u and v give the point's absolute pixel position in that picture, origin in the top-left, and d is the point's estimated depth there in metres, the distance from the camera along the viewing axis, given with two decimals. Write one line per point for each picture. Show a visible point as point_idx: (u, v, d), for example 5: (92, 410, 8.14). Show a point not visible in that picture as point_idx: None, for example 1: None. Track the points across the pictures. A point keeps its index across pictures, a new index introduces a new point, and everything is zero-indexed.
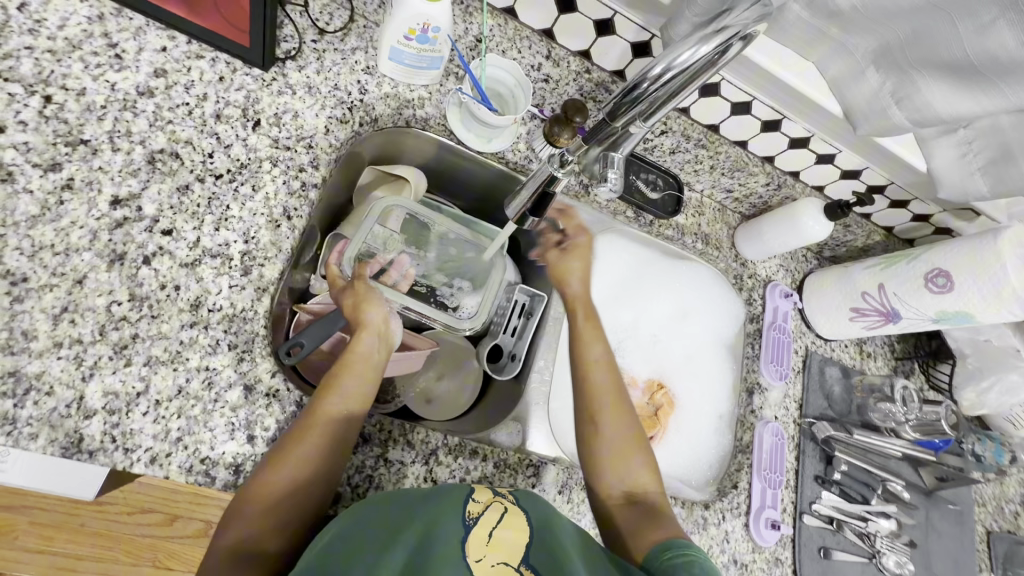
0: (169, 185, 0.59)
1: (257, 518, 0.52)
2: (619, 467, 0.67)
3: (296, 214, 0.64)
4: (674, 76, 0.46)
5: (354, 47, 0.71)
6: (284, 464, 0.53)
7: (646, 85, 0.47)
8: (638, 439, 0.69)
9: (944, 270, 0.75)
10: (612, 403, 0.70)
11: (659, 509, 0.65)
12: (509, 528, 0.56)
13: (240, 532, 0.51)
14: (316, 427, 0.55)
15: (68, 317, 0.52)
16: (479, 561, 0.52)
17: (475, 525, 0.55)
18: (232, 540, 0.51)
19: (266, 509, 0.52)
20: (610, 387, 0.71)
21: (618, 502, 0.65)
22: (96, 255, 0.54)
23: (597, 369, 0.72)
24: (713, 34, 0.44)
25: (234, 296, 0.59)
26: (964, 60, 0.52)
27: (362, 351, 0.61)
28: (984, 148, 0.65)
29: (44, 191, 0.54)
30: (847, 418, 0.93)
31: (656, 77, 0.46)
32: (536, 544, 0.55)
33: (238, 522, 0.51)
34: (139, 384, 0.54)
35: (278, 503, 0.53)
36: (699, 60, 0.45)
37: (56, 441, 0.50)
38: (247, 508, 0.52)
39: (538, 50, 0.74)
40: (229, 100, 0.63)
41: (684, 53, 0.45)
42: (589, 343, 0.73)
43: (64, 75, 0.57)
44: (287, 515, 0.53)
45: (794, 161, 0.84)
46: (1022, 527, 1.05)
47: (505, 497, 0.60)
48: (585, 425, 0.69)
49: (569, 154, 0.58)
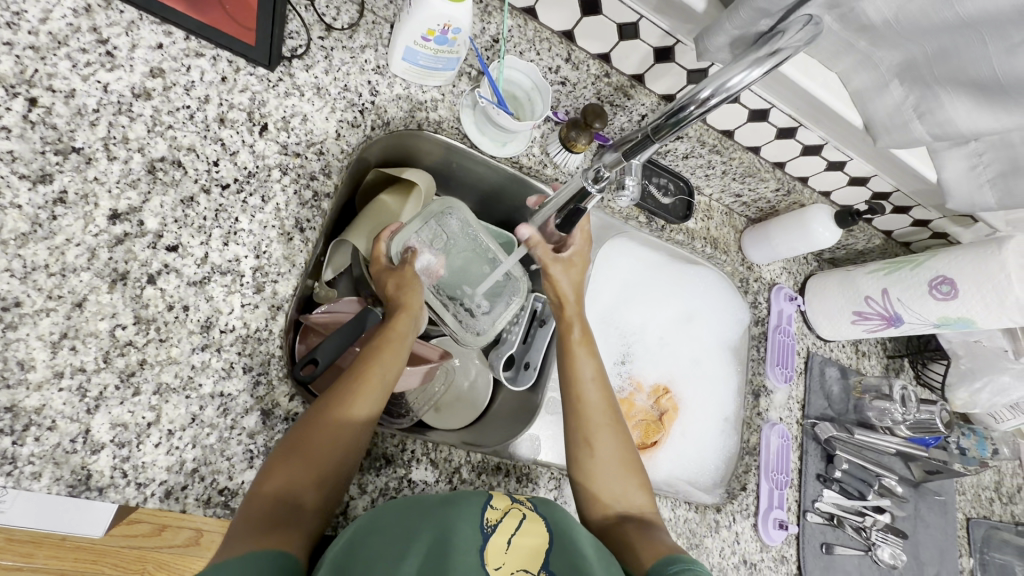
0: (173, 197, 0.55)
1: (300, 475, 0.50)
2: (614, 488, 0.61)
3: (309, 226, 0.61)
4: (722, 98, 0.49)
5: (363, 45, 0.66)
6: (331, 422, 0.52)
7: (691, 109, 0.50)
8: (634, 457, 0.64)
9: (948, 277, 0.77)
10: (608, 422, 0.64)
11: (656, 528, 0.59)
12: (530, 535, 0.50)
13: (282, 487, 0.49)
14: (363, 390, 0.56)
15: (67, 344, 0.48)
16: (498, 570, 0.46)
17: (493, 534, 0.49)
18: (272, 497, 0.48)
19: (308, 467, 0.50)
20: (604, 407, 0.65)
21: (613, 524, 0.60)
22: (96, 275, 0.50)
23: (590, 389, 0.65)
24: (765, 58, 0.47)
25: (248, 315, 0.56)
26: (991, 78, 0.54)
27: (404, 327, 0.63)
28: (994, 161, 0.67)
29: (34, 206, 0.49)
30: (844, 417, 0.96)
31: (704, 102, 0.49)
32: (558, 549, 0.49)
33: (281, 477, 0.49)
34: (149, 414, 0.50)
35: (319, 461, 0.51)
36: (749, 83, 0.48)
37: (61, 479, 0.46)
38: (290, 462, 0.50)
39: (557, 53, 0.71)
40: (233, 102, 0.59)
41: (735, 77, 0.48)
42: (582, 359, 0.67)
43: (49, 75, 0.51)
44: (326, 477, 0.51)
45: (805, 167, 0.85)
46: (996, 512, 1.11)
47: (524, 504, 0.55)
48: (577, 449, 0.63)
49: (604, 170, 0.58)
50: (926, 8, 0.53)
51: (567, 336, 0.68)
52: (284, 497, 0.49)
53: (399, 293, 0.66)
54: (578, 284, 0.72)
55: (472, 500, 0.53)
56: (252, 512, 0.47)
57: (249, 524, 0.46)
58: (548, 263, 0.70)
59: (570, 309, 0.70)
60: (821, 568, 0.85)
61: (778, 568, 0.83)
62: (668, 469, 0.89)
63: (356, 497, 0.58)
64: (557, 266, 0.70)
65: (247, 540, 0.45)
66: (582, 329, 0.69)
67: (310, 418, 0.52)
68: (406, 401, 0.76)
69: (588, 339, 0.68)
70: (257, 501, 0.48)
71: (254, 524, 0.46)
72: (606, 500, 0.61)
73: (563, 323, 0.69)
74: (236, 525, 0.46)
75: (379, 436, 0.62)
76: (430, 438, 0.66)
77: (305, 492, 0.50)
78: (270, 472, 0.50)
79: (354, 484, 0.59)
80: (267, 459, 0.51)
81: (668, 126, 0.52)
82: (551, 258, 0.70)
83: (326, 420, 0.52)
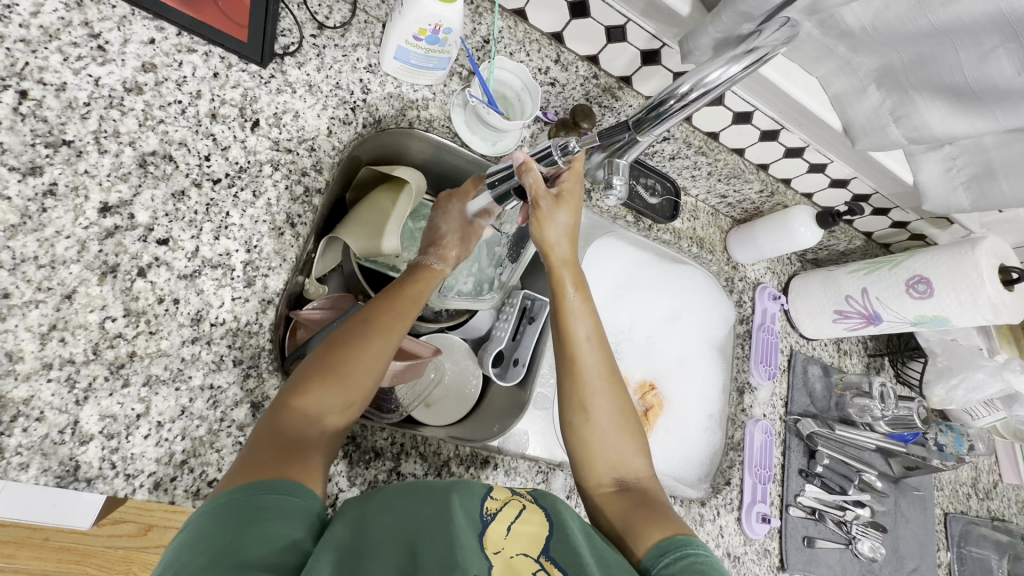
0: (164, 191, 0.55)
1: (333, 396, 0.52)
2: (611, 456, 0.59)
3: (300, 221, 0.62)
4: (702, 92, 0.51)
5: (355, 43, 0.67)
6: (369, 348, 0.56)
7: (671, 103, 0.52)
8: (630, 418, 0.62)
9: (925, 277, 0.79)
10: (605, 381, 0.61)
11: (655, 497, 0.58)
12: (532, 523, 0.51)
13: (313, 404, 0.51)
14: (387, 334, 0.58)
15: (56, 336, 0.49)
16: (496, 554, 0.47)
17: (493, 522, 0.50)
18: (302, 414, 0.50)
19: (343, 388, 0.53)
20: (601, 366, 0.62)
21: (609, 494, 0.58)
22: (86, 267, 0.51)
23: (585, 349, 0.62)
24: (744, 55, 0.50)
25: (238, 309, 0.56)
26: (963, 84, 0.57)
27: (436, 277, 0.69)
28: (968, 165, 0.70)
29: (24, 198, 0.49)
30: (827, 414, 0.99)
31: (683, 96, 0.51)
32: (559, 535, 0.50)
33: (313, 396, 0.51)
34: (139, 406, 0.50)
35: (354, 385, 0.54)
36: (728, 77, 0.51)
37: (50, 470, 0.47)
38: (325, 384, 0.52)
39: (547, 54, 0.73)
40: (225, 98, 0.59)
41: (713, 73, 0.50)
42: (577, 317, 0.63)
43: (40, 69, 0.52)
44: (354, 403, 0.54)
45: (788, 169, 0.87)
46: (973, 507, 1.14)
47: (524, 495, 0.55)
48: (571, 413, 0.60)
49: (575, 145, 0.57)
50: (908, 10, 0.56)
51: (559, 288, 0.64)
52: (313, 417, 0.51)
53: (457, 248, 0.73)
54: (572, 225, 0.65)
55: (470, 487, 0.52)
56: (282, 428, 0.49)
57: (280, 438, 0.48)
58: (539, 198, 0.62)
59: (558, 256, 0.64)
60: (803, 561, 0.87)
61: (761, 561, 0.84)
62: (655, 465, 0.90)
63: (346, 489, 0.59)
64: (546, 201, 0.62)
65: (275, 454, 0.46)
66: (575, 279, 0.64)
67: (348, 343, 0.56)
68: (396, 397, 0.76)
69: (582, 289, 0.64)
70: (288, 418, 0.50)
71: (284, 439, 0.48)
72: (600, 468, 0.59)
73: (553, 273, 0.64)
74: (264, 440, 0.47)
75: (368, 429, 0.62)
76: (419, 432, 0.67)
77: (332, 415, 0.52)
78: (304, 390, 0.51)
79: (343, 477, 0.59)
80: (291, 381, 0.53)
81: (651, 119, 0.54)
82: (543, 193, 0.62)
83: (366, 345, 0.56)
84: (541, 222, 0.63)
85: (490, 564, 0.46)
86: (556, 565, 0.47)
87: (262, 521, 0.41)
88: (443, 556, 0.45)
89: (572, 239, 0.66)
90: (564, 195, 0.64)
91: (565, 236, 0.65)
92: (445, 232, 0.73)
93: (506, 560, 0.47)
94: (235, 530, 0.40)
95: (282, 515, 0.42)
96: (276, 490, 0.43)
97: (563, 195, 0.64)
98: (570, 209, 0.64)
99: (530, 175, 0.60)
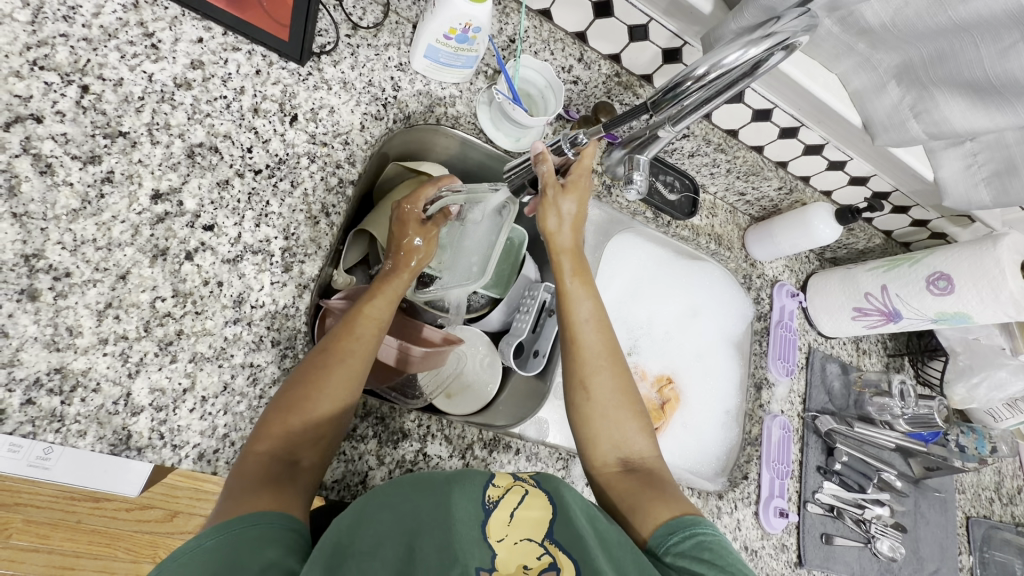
0: (209, 180, 0.58)
1: (297, 432, 0.51)
2: (614, 434, 0.60)
3: (334, 211, 0.65)
4: (719, 75, 0.50)
5: (387, 43, 0.70)
6: (330, 379, 0.54)
7: (688, 84, 0.51)
8: (633, 400, 0.62)
9: (945, 273, 0.79)
10: (606, 362, 0.62)
11: (660, 475, 0.59)
12: (534, 508, 0.52)
13: (279, 442, 0.50)
14: (345, 359, 0.57)
15: (112, 313, 0.52)
16: (501, 542, 0.49)
17: (495, 510, 0.51)
18: (268, 454, 0.50)
19: (306, 424, 0.52)
20: (602, 347, 0.63)
21: (616, 473, 0.59)
22: (139, 250, 0.54)
23: (586, 330, 0.63)
24: (762, 39, 0.48)
25: (276, 293, 0.59)
26: (984, 79, 0.59)
27: (398, 285, 0.67)
28: (989, 161, 0.71)
29: (84, 184, 0.53)
30: (846, 412, 0.99)
31: (701, 78, 0.50)
32: (561, 518, 0.51)
33: (277, 434, 0.51)
34: (185, 381, 0.54)
35: (318, 418, 0.53)
36: (746, 60, 0.49)
37: (105, 438, 0.50)
38: (285, 422, 0.51)
39: (570, 53, 0.76)
40: (266, 94, 0.63)
41: (731, 55, 0.49)
42: (578, 298, 0.64)
43: (100, 65, 0.55)
44: (322, 434, 0.53)
45: (807, 166, 0.88)
46: (997, 512, 1.12)
47: (527, 480, 0.56)
48: (573, 395, 0.62)
49: (584, 137, 0.58)
50: (927, 7, 0.57)
51: (558, 272, 0.65)
52: (280, 453, 0.50)
53: (418, 249, 0.70)
54: (577, 214, 0.65)
55: (473, 475, 0.54)
56: (250, 469, 0.48)
57: (248, 480, 0.47)
58: (546, 185, 0.62)
59: (560, 243, 0.65)
60: (821, 558, 0.87)
61: (778, 555, 0.85)
62: (672, 458, 0.91)
63: (374, 467, 0.62)
64: (553, 188, 0.63)
65: (244, 496, 0.46)
66: (574, 265, 0.65)
67: (306, 375, 0.54)
68: (419, 385, 0.79)
69: (581, 274, 0.65)
70: (252, 462, 0.49)
71: (252, 481, 0.48)
72: (604, 447, 0.60)
73: (552, 259, 0.65)
74: (232, 485, 0.47)
75: (397, 411, 0.65)
76: (444, 416, 0.69)
77: (301, 449, 0.52)
78: (263, 434, 0.51)
79: (373, 455, 0.62)
80: (257, 422, 0.52)
81: (667, 100, 0.53)
82: (551, 181, 0.62)
83: (326, 377, 0.54)
84: (546, 210, 0.64)
85: (494, 553, 0.48)
86: (560, 548, 0.49)
87: (243, 553, 0.41)
88: (442, 550, 0.47)
89: (576, 228, 0.66)
90: (570, 184, 0.64)
91: (568, 224, 0.65)
92: (401, 233, 0.70)
93: (510, 547, 0.49)
94: (234, 547, 0.41)
95: (261, 543, 0.42)
96: (255, 520, 0.44)
97: (570, 184, 0.64)
98: (577, 198, 0.64)
99: (545, 166, 0.60)
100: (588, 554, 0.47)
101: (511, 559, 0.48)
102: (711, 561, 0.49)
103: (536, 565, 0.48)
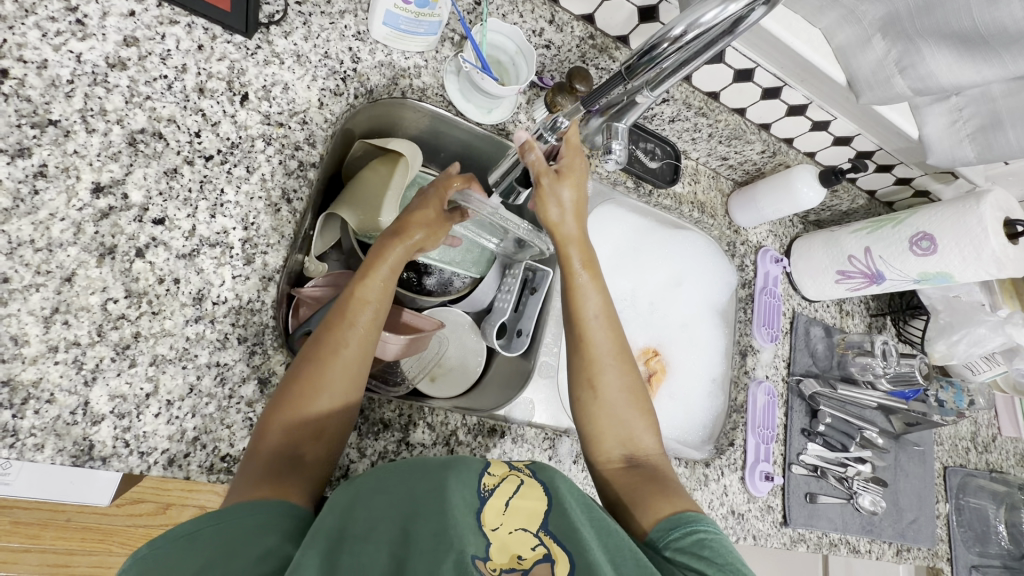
0: (156, 169, 0.54)
1: (298, 427, 0.50)
2: (620, 431, 0.60)
3: (296, 197, 0.61)
4: (698, 35, 0.47)
5: (342, 10, 0.65)
6: (326, 371, 0.52)
7: (665, 46, 0.48)
8: (640, 398, 0.61)
9: (928, 233, 0.78)
10: (615, 358, 0.61)
11: (663, 474, 0.58)
12: (530, 498, 0.51)
13: (282, 437, 0.49)
14: (336, 350, 0.53)
15: (59, 319, 0.49)
16: (495, 531, 0.48)
17: (491, 497, 0.50)
18: (268, 451, 0.48)
19: (303, 420, 0.50)
20: (611, 344, 0.61)
21: (619, 469, 0.59)
22: (84, 249, 0.50)
23: (595, 327, 0.61)
24: None
25: (239, 287, 0.56)
26: (972, 29, 0.57)
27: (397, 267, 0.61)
28: (974, 116, 0.70)
29: (15, 180, 0.49)
30: (829, 373, 0.99)
31: (678, 39, 0.47)
32: (557, 510, 0.50)
33: (278, 434, 0.49)
34: (147, 384, 0.51)
35: (317, 410, 0.51)
36: (727, 17, 0.46)
37: (64, 450, 0.47)
38: (283, 420, 0.49)
39: (541, 15, 0.72)
40: (212, 71, 0.58)
41: (709, 12, 0.45)
42: (587, 293, 0.62)
43: (19, 46, 0.50)
44: (324, 427, 0.51)
45: (791, 128, 0.85)
46: (972, 459, 1.15)
47: (522, 470, 0.55)
48: (581, 391, 0.60)
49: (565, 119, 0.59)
50: None
51: (566, 266, 0.63)
52: (281, 452, 0.49)
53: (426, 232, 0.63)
54: (577, 201, 0.63)
55: (470, 463, 0.53)
56: (250, 472, 0.47)
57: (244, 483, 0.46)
58: (538, 174, 0.60)
59: (566, 233, 0.63)
60: (805, 516, 0.89)
61: (764, 517, 0.87)
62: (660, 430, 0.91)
63: (356, 460, 0.60)
64: (548, 177, 0.61)
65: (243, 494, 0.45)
66: (584, 257, 0.63)
67: (301, 373, 0.51)
68: (401, 369, 0.76)
69: (591, 267, 0.63)
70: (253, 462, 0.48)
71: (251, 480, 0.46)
72: (610, 444, 0.59)
73: (560, 251, 0.63)
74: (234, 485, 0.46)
75: (374, 401, 0.63)
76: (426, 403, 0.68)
77: (306, 445, 0.50)
78: (263, 432, 0.49)
79: (353, 448, 0.61)
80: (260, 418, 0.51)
81: (644, 64, 0.50)
82: (543, 170, 0.60)
83: (322, 373, 0.52)
84: (544, 201, 0.61)
85: (488, 542, 0.47)
86: (555, 539, 0.48)
87: (238, 541, 0.40)
88: (437, 534, 0.46)
89: (579, 215, 0.63)
90: (565, 170, 0.61)
91: (570, 212, 0.62)
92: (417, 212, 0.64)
93: (505, 536, 0.48)
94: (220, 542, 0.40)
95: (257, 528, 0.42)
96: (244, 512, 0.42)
97: (566, 171, 0.61)
98: (574, 185, 0.62)
99: (534, 154, 0.59)
100: (581, 547, 0.47)
101: (506, 548, 0.48)
102: (711, 559, 0.48)
103: (530, 556, 0.47)
